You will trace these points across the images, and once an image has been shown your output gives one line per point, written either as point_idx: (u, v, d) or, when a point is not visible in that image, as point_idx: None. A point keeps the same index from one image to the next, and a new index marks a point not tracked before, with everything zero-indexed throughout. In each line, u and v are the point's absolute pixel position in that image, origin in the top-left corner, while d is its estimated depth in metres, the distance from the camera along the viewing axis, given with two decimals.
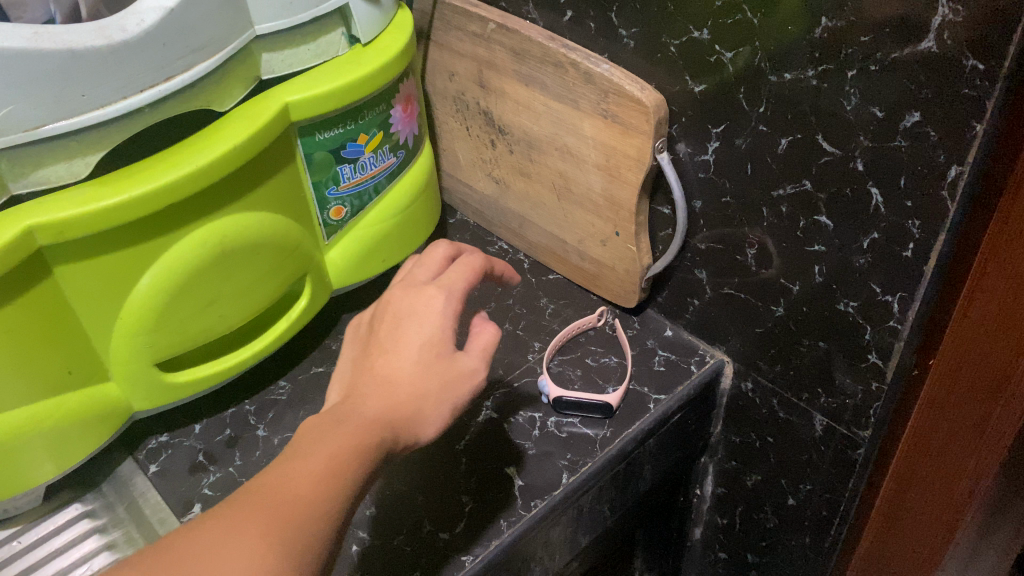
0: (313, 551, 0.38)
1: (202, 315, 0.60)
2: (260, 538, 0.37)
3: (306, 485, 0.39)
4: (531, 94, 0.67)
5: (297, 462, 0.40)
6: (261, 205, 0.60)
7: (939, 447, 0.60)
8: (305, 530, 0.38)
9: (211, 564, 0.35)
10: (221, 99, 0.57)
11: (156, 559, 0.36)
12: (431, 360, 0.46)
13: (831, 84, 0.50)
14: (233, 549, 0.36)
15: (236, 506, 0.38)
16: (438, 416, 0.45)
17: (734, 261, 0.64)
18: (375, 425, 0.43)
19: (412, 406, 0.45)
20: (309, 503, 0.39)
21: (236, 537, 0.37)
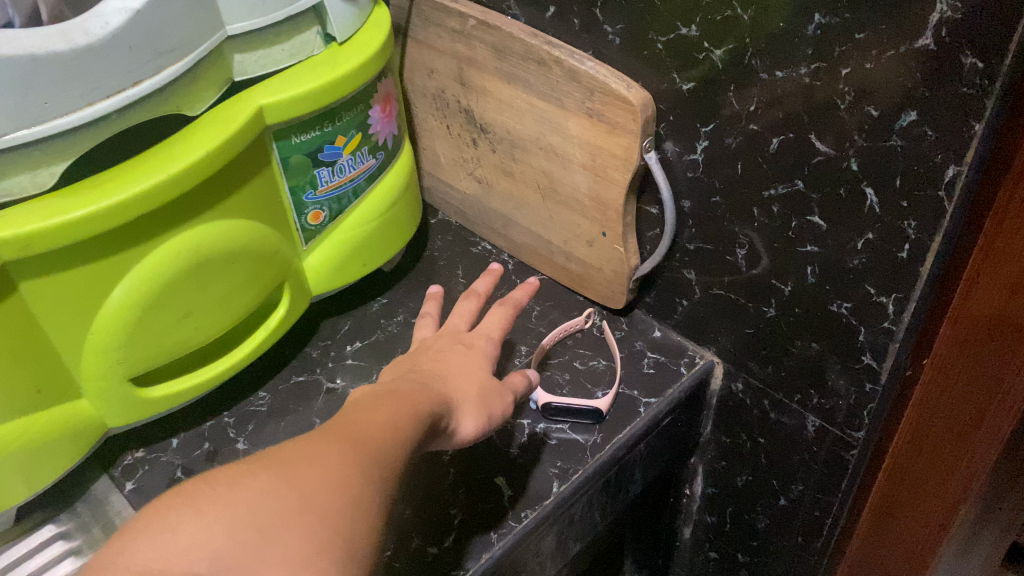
0: (391, 475, 0.37)
1: (177, 327, 0.58)
2: (347, 455, 0.36)
3: (379, 425, 0.39)
4: (514, 92, 0.65)
5: (365, 410, 0.40)
6: (236, 213, 0.58)
7: (935, 441, 0.59)
8: (382, 456, 0.37)
9: (303, 470, 0.34)
10: (192, 103, 0.55)
11: (251, 463, 0.35)
12: (473, 373, 0.50)
13: (825, 82, 0.49)
14: (324, 461, 0.35)
15: (316, 434, 0.37)
16: (475, 413, 0.48)
17: (723, 261, 0.63)
18: (427, 401, 0.44)
19: (456, 397, 0.47)
20: (382, 438, 0.38)
21: (325, 452, 0.36)
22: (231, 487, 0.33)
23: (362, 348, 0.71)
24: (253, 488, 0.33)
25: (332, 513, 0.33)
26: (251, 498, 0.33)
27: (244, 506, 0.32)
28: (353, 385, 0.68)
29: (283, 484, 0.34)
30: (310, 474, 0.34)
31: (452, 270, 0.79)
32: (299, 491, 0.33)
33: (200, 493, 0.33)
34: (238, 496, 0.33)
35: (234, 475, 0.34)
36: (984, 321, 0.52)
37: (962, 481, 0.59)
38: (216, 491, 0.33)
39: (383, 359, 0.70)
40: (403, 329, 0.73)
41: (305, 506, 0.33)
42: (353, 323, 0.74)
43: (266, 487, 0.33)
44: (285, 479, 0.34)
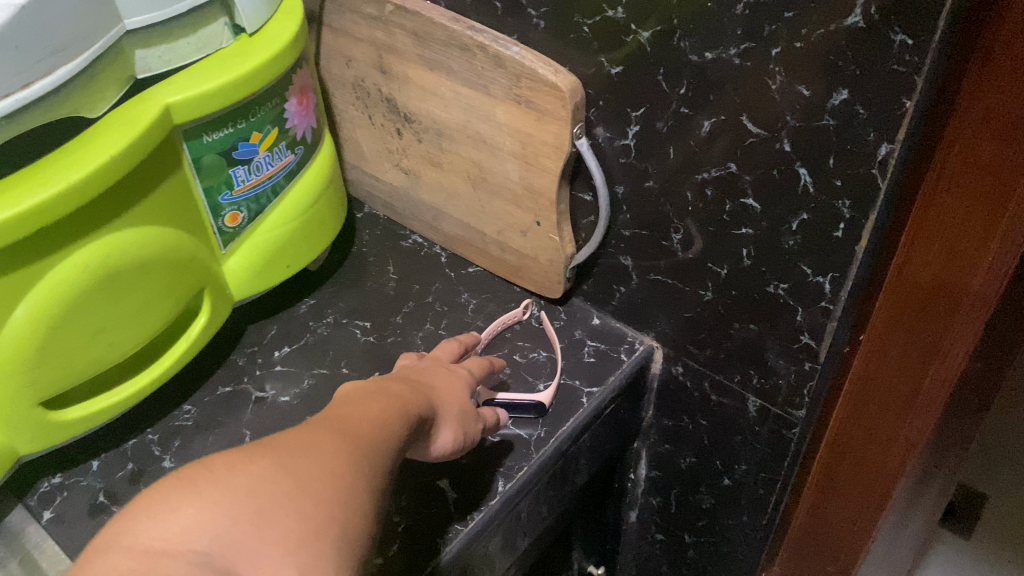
0: (380, 473, 0.36)
1: (90, 345, 0.54)
2: (342, 452, 0.35)
3: (367, 424, 0.39)
4: (438, 79, 0.62)
5: (355, 411, 0.40)
6: (149, 219, 0.55)
7: (872, 417, 0.60)
8: (373, 454, 0.37)
9: (299, 461, 0.34)
10: (91, 105, 0.52)
11: (248, 451, 0.34)
12: (456, 391, 0.50)
13: (755, 63, 0.48)
14: (319, 454, 0.34)
15: (310, 429, 0.37)
16: (454, 425, 0.48)
17: (659, 247, 0.62)
18: (414, 406, 0.44)
19: (439, 408, 0.47)
20: (372, 437, 0.38)
21: (320, 447, 0.35)
22: (231, 474, 0.32)
23: (291, 353, 0.68)
24: (251, 475, 0.32)
25: (330, 503, 0.32)
26: (250, 484, 0.31)
27: (244, 491, 0.31)
28: (284, 394, 0.65)
29: (280, 473, 0.33)
30: (307, 465, 0.34)
31: (383, 265, 0.76)
32: (298, 481, 0.33)
33: (199, 477, 0.31)
34: (237, 481, 0.31)
35: (232, 462, 0.33)
36: (920, 291, 0.53)
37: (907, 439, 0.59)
38: (215, 476, 0.32)
39: (315, 364, 0.67)
40: (333, 331, 0.70)
41: (304, 495, 0.32)
42: (280, 327, 0.71)
43: (263, 474, 0.32)
44: (283, 468, 0.33)
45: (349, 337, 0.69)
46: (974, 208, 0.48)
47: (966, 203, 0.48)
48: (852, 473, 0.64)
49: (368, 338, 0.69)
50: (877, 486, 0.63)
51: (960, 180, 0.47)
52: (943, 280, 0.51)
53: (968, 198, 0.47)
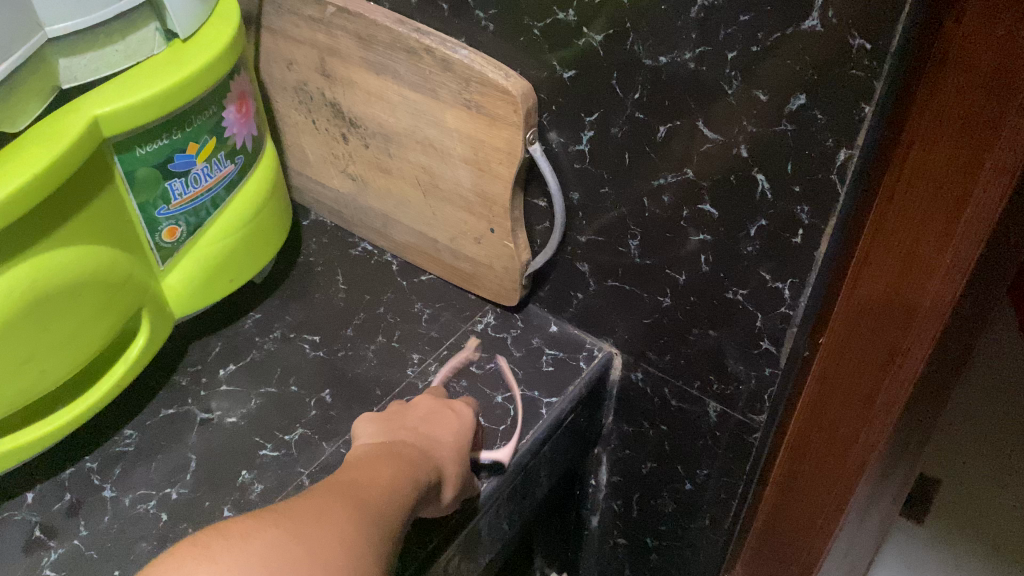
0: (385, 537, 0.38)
1: (18, 374, 0.51)
2: (354, 519, 0.37)
3: (379, 491, 0.41)
4: (383, 84, 0.60)
5: (367, 476, 0.42)
6: (80, 238, 0.52)
7: (832, 421, 0.57)
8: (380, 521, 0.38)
9: (311, 527, 0.35)
10: (13, 119, 0.49)
11: (258, 518, 0.35)
12: (461, 440, 0.51)
13: (711, 67, 0.46)
14: (331, 521, 0.36)
15: (325, 494, 0.38)
16: (455, 483, 0.49)
17: (617, 253, 0.61)
18: (424, 471, 0.45)
19: (445, 465, 0.48)
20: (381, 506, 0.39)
21: (332, 513, 0.37)
22: (245, 538, 0.33)
23: (237, 370, 0.66)
24: (266, 538, 0.33)
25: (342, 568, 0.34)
26: (264, 551, 0.33)
27: (259, 556, 0.32)
28: (231, 414, 0.62)
29: (292, 535, 0.34)
30: (319, 529, 0.35)
31: (331, 275, 0.74)
32: (311, 543, 0.34)
33: (215, 542, 0.33)
34: (252, 544, 0.33)
35: (245, 529, 0.34)
36: (880, 292, 0.49)
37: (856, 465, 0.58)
38: (230, 542, 0.33)
39: (262, 381, 0.65)
40: (281, 347, 0.67)
41: (317, 558, 0.33)
42: (225, 343, 0.68)
43: (277, 539, 0.33)
44: (295, 532, 0.34)
45: (298, 352, 0.67)
46: (915, 250, 0.46)
47: (908, 246, 0.46)
48: (812, 477, 0.62)
49: (318, 353, 0.67)
50: (836, 490, 0.61)
51: (901, 215, 0.46)
52: (886, 317, 0.50)
53: (909, 241, 0.46)
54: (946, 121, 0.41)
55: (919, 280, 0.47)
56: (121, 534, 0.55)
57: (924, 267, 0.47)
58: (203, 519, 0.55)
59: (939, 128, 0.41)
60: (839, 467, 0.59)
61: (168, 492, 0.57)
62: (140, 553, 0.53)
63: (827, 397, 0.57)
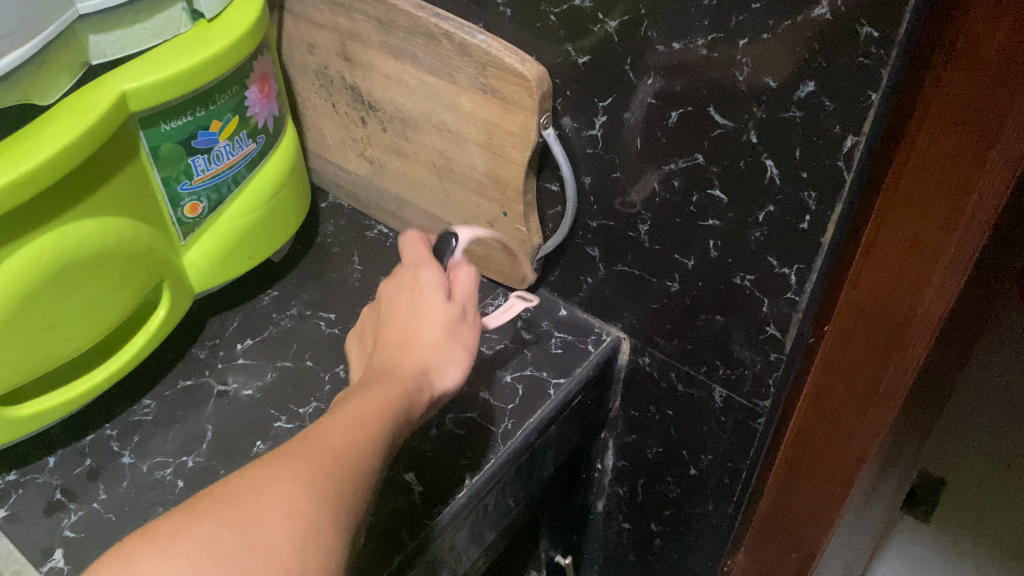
0: (346, 497, 0.38)
1: (42, 342, 0.52)
2: (304, 489, 0.37)
3: (347, 436, 0.40)
4: (402, 68, 0.61)
5: (332, 422, 0.41)
6: (103, 210, 0.53)
7: (836, 407, 0.59)
8: (342, 481, 0.38)
9: (251, 513, 0.35)
10: (43, 92, 0.50)
11: (191, 508, 0.36)
12: (444, 324, 0.49)
13: (722, 54, 0.47)
14: (278, 497, 0.36)
15: (282, 456, 0.38)
16: (453, 358, 0.49)
17: (627, 238, 0.62)
18: (399, 390, 0.44)
19: (430, 363, 0.48)
20: (341, 458, 0.39)
21: (282, 483, 0.37)
22: (168, 543, 0.34)
23: (253, 345, 0.67)
24: (193, 538, 0.34)
25: (280, 557, 0.34)
26: (189, 551, 0.33)
27: (187, 557, 0.33)
28: (247, 387, 0.64)
29: (224, 529, 0.35)
30: (257, 513, 0.35)
31: (347, 256, 0.76)
32: (243, 536, 0.34)
33: (138, 551, 0.33)
34: (175, 550, 0.33)
35: (173, 525, 0.35)
36: (884, 281, 0.51)
37: (856, 455, 0.60)
38: (155, 546, 0.34)
39: (278, 356, 0.66)
40: (297, 324, 0.69)
41: (249, 551, 0.34)
42: (242, 319, 0.70)
43: (205, 534, 0.34)
44: (229, 525, 0.35)
45: (313, 329, 0.68)
46: (918, 240, 0.48)
47: (911, 239, 0.49)
48: (816, 462, 0.63)
49: (332, 330, 0.68)
50: (839, 477, 0.62)
51: (907, 205, 0.48)
52: (888, 307, 0.52)
53: (913, 235, 0.48)
54: (947, 121, 0.43)
55: (923, 269, 0.49)
56: (139, 498, 0.56)
57: (926, 256, 0.48)
58: None
59: (939, 126, 0.44)
60: (839, 456, 0.61)
61: (184, 460, 0.58)
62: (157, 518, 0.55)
63: (830, 384, 0.58)
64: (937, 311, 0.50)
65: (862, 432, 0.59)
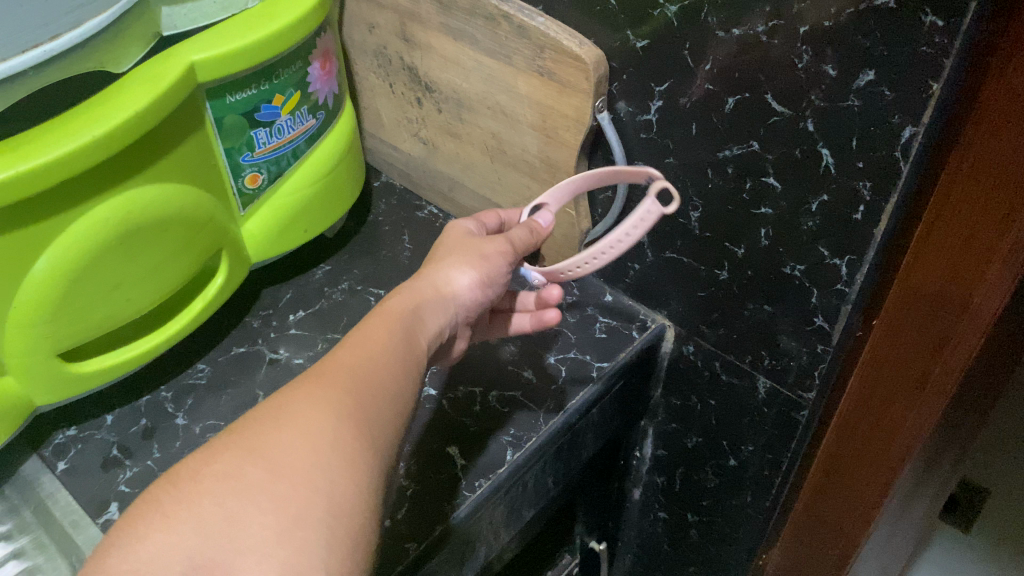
0: (364, 412, 0.38)
1: (105, 300, 0.54)
2: (319, 409, 0.37)
3: (354, 365, 0.41)
4: (460, 49, 0.62)
5: (338, 350, 0.42)
6: (167, 175, 0.55)
7: (880, 404, 0.58)
8: (355, 399, 0.39)
9: (270, 441, 0.36)
10: (117, 60, 0.52)
11: (212, 448, 0.36)
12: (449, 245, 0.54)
13: (782, 41, 0.47)
14: (295, 421, 0.37)
15: (293, 387, 0.39)
16: (466, 262, 0.51)
17: (677, 225, 0.62)
18: (400, 311, 0.46)
19: (435, 273, 0.51)
20: (352, 375, 0.40)
21: (298, 409, 0.37)
22: (191, 483, 0.34)
23: (305, 317, 0.69)
24: (215, 475, 0.34)
25: (307, 475, 0.35)
26: (211, 488, 0.34)
27: (209, 497, 0.33)
28: (298, 356, 0.65)
29: (245, 460, 0.35)
30: (277, 440, 0.36)
31: (397, 235, 0.77)
32: (265, 464, 0.35)
33: (164, 497, 0.34)
34: (198, 489, 0.34)
35: (193, 468, 0.35)
36: (934, 275, 0.50)
37: (903, 448, 0.59)
38: (178, 491, 0.34)
39: (328, 328, 0.68)
40: (347, 298, 0.70)
41: (275, 477, 0.34)
42: (295, 292, 0.71)
43: (227, 467, 0.34)
44: (250, 454, 0.35)
45: (363, 303, 0.70)
46: (971, 237, 0.47)
47: (963, 234, 0.47)
48: (856, 459, 0.62)
49: None
50: (881, 474, 0.61)
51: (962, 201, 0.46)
52: (938, 301, 0.51)
53: (966, 227, 0.47)
54: (1008, 115, 0.42)
55: (976, 267, 0.48)
56: None
57: (980, 253, 0.47)
58: None
59: (996, 121, 0.42)
60: (884, 451, 0.60)
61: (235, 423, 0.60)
62: None
63: (876, 378, 0.57)
64: (989, 309, 0.49)
65: (905, 430, 0.58)
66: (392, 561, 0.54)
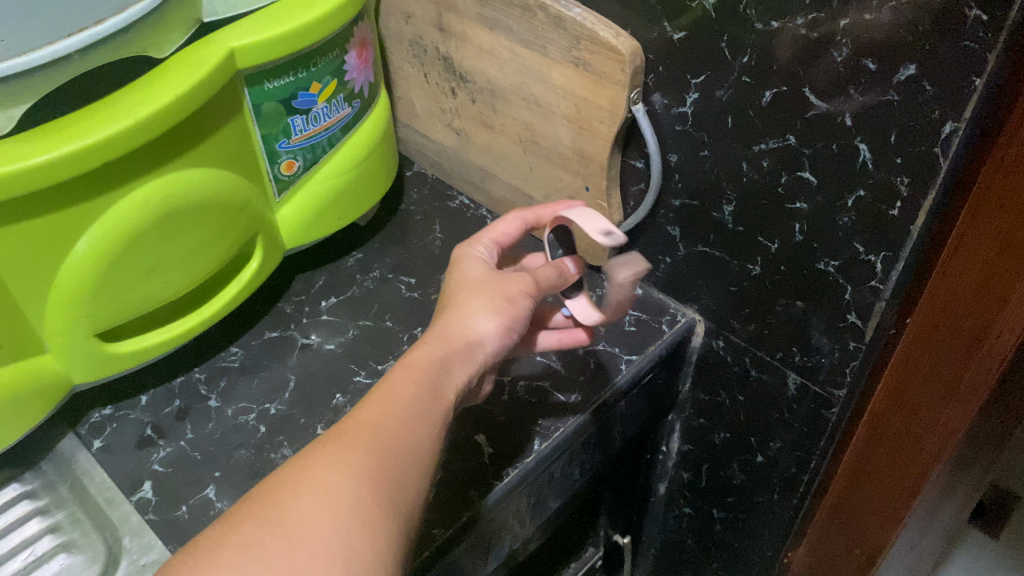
0: (386, 475, 0.39)
1: (143, 284, 0.56)
2: (342, 476, 0.38)
3: (380, 425, 0.41)
4: (496, 39, 0.62)
5: (364, 404, 0.43)
6: (207, 160, 0.56)
7: (912, 403, 0.57)
8: (378, 461, 0.39)
9: (289, 510, 0.37)
10: (159, 45, 0.53)
11: (233, 519, 0.37)
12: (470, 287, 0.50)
13: (821, 35, 0.47)
14: (317, 489, 0.38)
15: (318, 449, 0.40)
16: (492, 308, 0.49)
17: (710, 219, 0.62)
18: (436, 355, 0.46)
19: (457, 321, 0.48)
20: (376, 434, 0.40)
21: (319, 475, 0.38)
22: (210, 554, 0.35)
23: (337, 303, 0.70)
24: (235, 546, 0.35)
25: (325, 547, 0.36)
26: (233, 562, 0.35)
27: (230, 569, 0.34)
28: (329, 341, 0.66)
29: (264, 531, 0.36)
30: (299, 513, 0.37)
31: (429, 224, 0.77)
32: (284, 535, 0.36)
33: (183, 568, 0.35)
34: (217, 561, 0.35)
35: (214, 538, 0.36)
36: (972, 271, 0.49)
37: (933, 457, 0.59)
38: (199, 562, 0.35)
39: (360, 315, 0.68)
40: (379, 286, 0.71)
41: (293, 548, 0.35)
42: (328, 278, 0.72)
43: (248, 541, 0.36)
44: (270, 526, 0.36)
45: (394, 291, 0.70)
46: (1011, 235, 0.46)
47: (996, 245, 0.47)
48: (886, 458, 0.62)
49: (412, 294, 0.70)
50: (910, 474, 0.60)
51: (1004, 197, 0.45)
52: (975, 300, 0.50)
53: (1002, 231, 0.47)
54: None
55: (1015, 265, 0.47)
56: (223, 440, 0.59)
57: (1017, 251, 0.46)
58: (299, 434, 0.59)
59: None
60: (912, 455, 0.60)
61: (267, 407, 0.61)
62: (239, 459, 0.57)
63: (907, 385, 0.57)
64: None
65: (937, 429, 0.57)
66: (418, 546, 0.54)
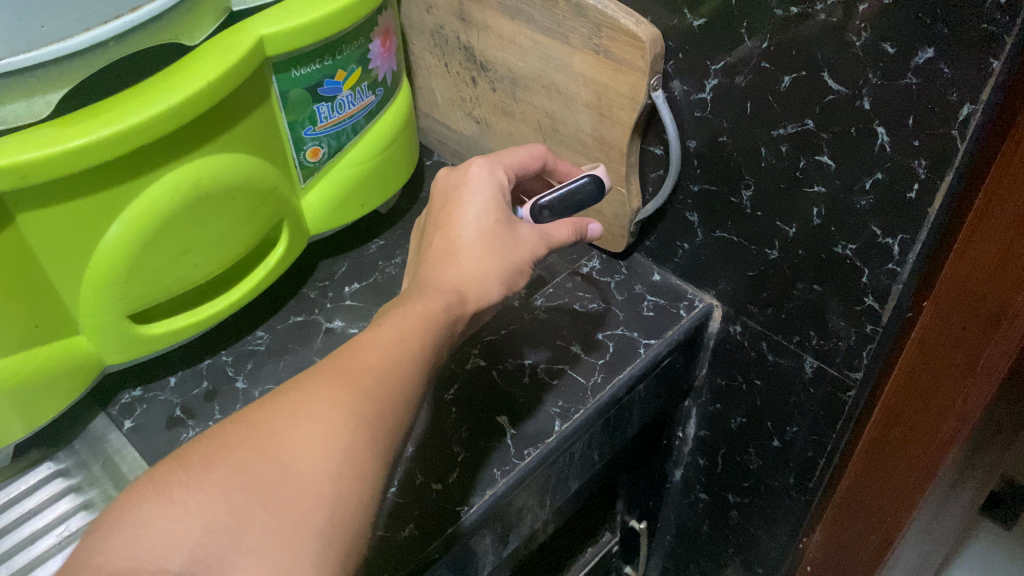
0: (383, 421, 0.39)
1: (173, 266, 0.57)
2: (336, 411, 0.38)
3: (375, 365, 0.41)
4: (517, 28, 0.63)
5: (364, 346, 0.42)
6: (236, 146, 0.57)
7: (929, 385, 0.58)
8: (375, 408, 0.39)
9: (283, 439, 0.37)
10: (190, 33, 0.54)
11: (227, 436, 0.37)
12: (486, 240, 0.51)
13: (841, 19, 0.48)
14: (313, 422, 0.38)
15: (313, 378, 0.40)
16: (501, 279, 0.50)
17: (728, 204, 0.63)
18: (438, 307, 0.46)
19: (471, 282, 0.49)
20: (377, 380, 0.40)
21: (317, 411, 0.38)
22: (201, 471, 0.35)
23: (360, 289, 0.71)
24: (229, 465, 0.36)
25: (314, 484, 0.36)
26: (227, 481, 0.35)
27: (219, 486, 0.35)
28: (352, 325, 0.67)
29: (258, 458, 0.36)
30: (294, 440, 0.37)
31: None
32: (276, 466, 0.36)
33: (172, 479, 0.35)
34: (209, 479, 0.35)
35: (205, 455, 0.36)
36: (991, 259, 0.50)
37: (946, 442, 0.59)
38: (188, 475, 0.35)
39: (382, 300, 0.70)
40: (401, 271, 0.72)
41: (283, 479, 0.36)
42: (350, 265, 0.74)
43: (242, 461, 0.36)
44: (260, 452, 0.36)
45: None
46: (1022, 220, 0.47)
47: (1008, 235, 0.48)
48: (903, 439, 0.63)
49: None
50: (926, 457, 0.61)
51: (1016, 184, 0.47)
52: (992, 283, 0.51)
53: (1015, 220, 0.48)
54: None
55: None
56: None
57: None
58: None
59: None
60: (927, 437, 0.61)
61: None
62: None
63: (922, 367, 0.58)
64: None
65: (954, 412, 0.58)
66: (444, 520, 0.55)
